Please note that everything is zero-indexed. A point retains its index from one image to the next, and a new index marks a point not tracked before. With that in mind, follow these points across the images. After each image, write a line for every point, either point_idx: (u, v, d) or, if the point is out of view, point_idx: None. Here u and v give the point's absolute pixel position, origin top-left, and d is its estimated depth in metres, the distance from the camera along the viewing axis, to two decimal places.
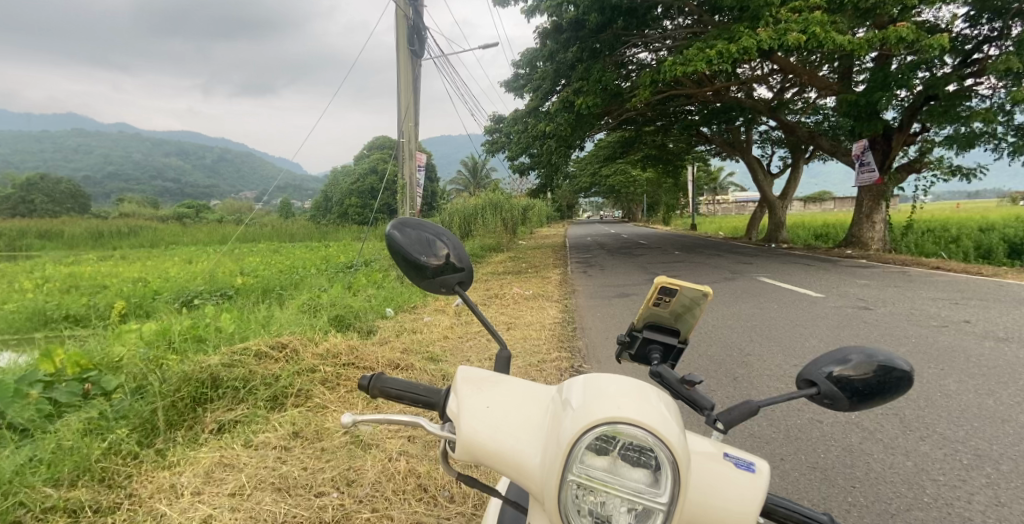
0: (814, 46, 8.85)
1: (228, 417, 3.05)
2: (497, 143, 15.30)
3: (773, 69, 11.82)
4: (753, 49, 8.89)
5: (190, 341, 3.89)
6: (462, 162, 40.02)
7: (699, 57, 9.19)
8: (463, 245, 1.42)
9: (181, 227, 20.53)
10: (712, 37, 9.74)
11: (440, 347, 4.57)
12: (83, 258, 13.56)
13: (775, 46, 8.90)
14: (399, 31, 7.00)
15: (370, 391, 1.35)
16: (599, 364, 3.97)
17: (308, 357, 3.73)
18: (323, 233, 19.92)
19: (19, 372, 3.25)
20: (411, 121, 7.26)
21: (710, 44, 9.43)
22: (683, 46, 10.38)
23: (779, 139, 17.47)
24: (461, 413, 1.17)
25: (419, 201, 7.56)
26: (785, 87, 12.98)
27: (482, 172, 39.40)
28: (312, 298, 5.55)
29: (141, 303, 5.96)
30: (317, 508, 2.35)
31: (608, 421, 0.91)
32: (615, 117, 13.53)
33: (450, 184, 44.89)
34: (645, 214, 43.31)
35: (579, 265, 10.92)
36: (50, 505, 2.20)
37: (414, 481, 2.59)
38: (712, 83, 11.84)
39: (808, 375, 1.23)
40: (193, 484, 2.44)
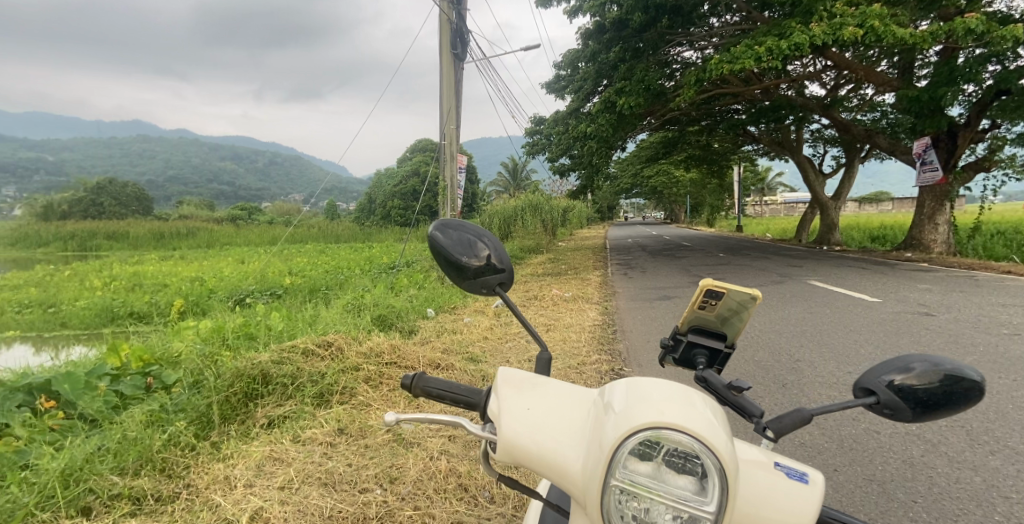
0: (873, 41, 8.47)
1: (278, 412, 3.18)
2: (537, 145, 15.22)
3: (826, 66, 11.32)
4: (807, 45, 8.54)
5: (243, 338, 4.07)
6: (503, 164, 40.21)
7: (747, 55, 8.93)
8: (504, 246, 1.42)
9: (235, 228, 21.52)
10: (762, 33, 9.43)
11: (479, 347, 4.60)
12: (147, 257, 14.52)
13: (829, 41, 8.55)
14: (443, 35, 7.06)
15: (413, 391, 1.38)
16: (640, 368, 3.91)
17: (352, 356, 3.83)
18: (368, 234, 20.40)
19: (87, 366, 3.50)
20: (453, 124, 7.34)
21: (760, 41, 9.14)
22: (732, 43, 10.07)
23: (832, 137, 16.75)
24: (501, 414, 1.18)
25: (459, 204, 7.63)
26: (840, 83, 12.42)
27: (522, 173, 39.51)
28: (356, 298, 5.71)
29: (198, 300, 6.26)
30: (361, 504, 2.41)
31: (650, 427, 0.91)
32: (658, 117, 13.30)
33: (490, 186, 44.95)
34: (689, 215, 42.25)
35: (620, 267, 10.80)
36: (116, 492, 2.33)
37: (454, 480, 2.61)
38: (762, 81, 11.45)
39: (867, 384, 1.18)
40: (246, 477, 2.54)
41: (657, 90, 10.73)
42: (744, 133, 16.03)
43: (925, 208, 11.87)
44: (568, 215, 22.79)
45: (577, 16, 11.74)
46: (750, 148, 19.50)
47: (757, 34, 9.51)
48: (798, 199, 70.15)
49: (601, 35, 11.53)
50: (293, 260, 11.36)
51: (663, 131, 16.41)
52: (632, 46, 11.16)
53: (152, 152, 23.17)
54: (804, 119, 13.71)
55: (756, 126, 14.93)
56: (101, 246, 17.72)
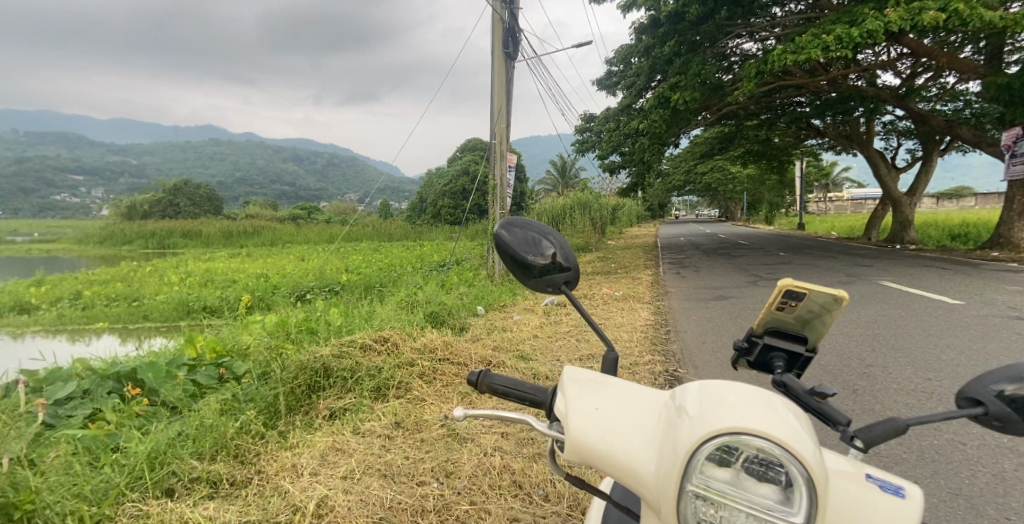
0: (957, 26, 7.96)
1: (339, 404, 3.30)
2: (586, 142, 15.10)
3: (902, 54, 10.68)
4: (880, 32, 8.11)
5: (304, 332, 4.28)
6: (552, 162, 40.04)
7: (813, 44, 8.53)
8: (569, 244, 1.43)
9: (295, 227, 22.43)
10: (831, 21, 9.01)
11: (530, 345, 4.59)
12: (217, 254, 15.41)
13: (906, 27, 8.07)
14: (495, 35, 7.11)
15: (479, 388, 1.41)
16: (696, 369, 3.81)
17: (407, 351, 3.93)
18: (418, 233, 20.89)
19: (167, 356, 3.79)
20: (503, 123, 7.39)
21: (828, 30, 8.74)
22: (796, 33, 9.67)
23: (908, 130, 15.80)
24: (569, 413, 1.19)
25: (509, 202, 7.64)
26: (917, 72, 11.67)
27: (572, 171, 39.22)
28: (409, 295, 5.86)
29: (263, 296, 6.61)
30: (419, 496, 2.47)
31: (728, 432, 0.90)
32: (714, 111, 12.94)
33: (539, 185, 44.84)
34: (746, 213, 40.78)
35: (673, 266, 10.56)
36: (196, 475, 2.48)
37: (509, 477, 2.64)
38: (829, 72, 10.96)
39: (973, 393, 1.12)
40: (311, 465, 2.65)
41: (713, 83, 10.42)
42: (807, 126, 15.32)
43: (1015, 203, 11.00)
44: (618, 214, 22.47)
45: (630, 11, 11.57)
46: (813, 142, 18.62)
47: (825, 23, 9.10)
48: (866, 195, 66.31)
49: (656, 29, 11.30)
50: (348, 258, 11.75)
51: (719, 126, 15.89)
52: (688, 39, 10.81)
53: (221, 154, 24.65)
54: (875, 111, 13.00)
55: (820, 119, 14.28)
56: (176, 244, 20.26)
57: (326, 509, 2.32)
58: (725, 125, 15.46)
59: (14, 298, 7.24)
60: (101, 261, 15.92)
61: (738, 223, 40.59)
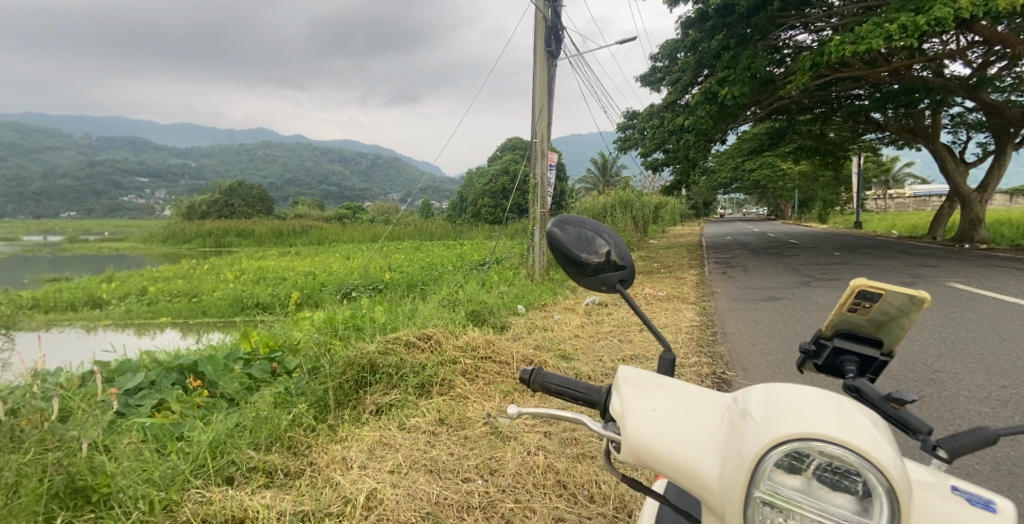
0: None
1: (384, 399, 3.37)
2: (629, 140, 14.89)
3: (972, 42, 10.06)
4: (949, 19, 7.70)
5: (350, 328, 4.40)
6: (593, 161, 39.64)
7: (875, 34, 8.16)
8: (624, 242, 1.40)
9: (341, 227, 23.00)
10: (893, 10, 8.58)
11: (571, 345, 4.54)
12: (267, 253, 16.01)
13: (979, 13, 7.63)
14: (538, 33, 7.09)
15: (532, 386, 1.41)
16: (746, 372, 3.70)
17: (450, 349, 3.97)
18: (458, 231, 21.08)
19: (223, 349, 3.99)
20: (545, 121, 7.36)
21: (890, 18, 8.33)
22: (856, 22, 9.25)
23: (978, 122, 14.89)
24: (625, 414, 1.17)
25: (549, 201, 7.59)
26: (990, 61, 10.95)
27: (613, 170, 38.69)
28: (451, 293, 5.92)
29: (311, 293, 6.81)
30: (465, 492, 2.49)
31: (798, 438, 0.87)
32: (764, 106, 12.53)
33: (579, 183, 44.48)
34: (797, 211, 39.24)
35: (719, 266, 10.28)
36: (253, 465, 2.58)
37: (553, 477, 2.63)
38: (891, 62, 10.44)
39: None
40: (360, 459, 2.71)
41: (764, 77, 10.07)
42: (865, 119, 14.56)
43: None
44: (660, 212, 22.06)
45: (677, 6, 11.34)
46: (872, 136, 17.77)
47: (887, 11, 8.67)
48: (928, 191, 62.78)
49: (703, 23, 11.03)
50: (391, 256, 11.97)
51: (769, 120, 15.34)
52: (738, 32, 10.48)
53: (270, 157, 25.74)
54: (942, 102, 12.30)
55: (879, 112, 13.63)
56: (233, 242, 21.69)
57: (376, 502, 2.37)
58: (775, 119, 14.91)
59: (86, 294, 7.74)
60: (163, 259, 16.87)
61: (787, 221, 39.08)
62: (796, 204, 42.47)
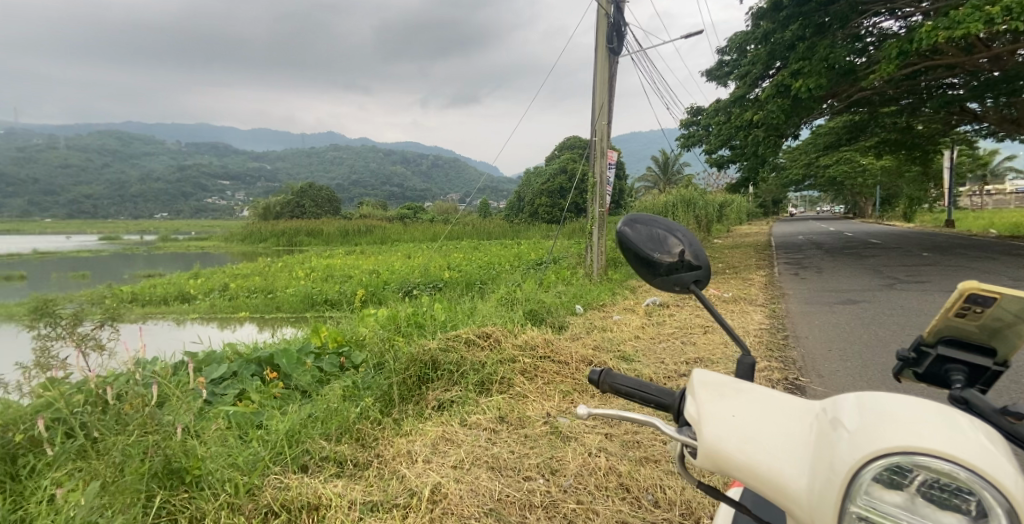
0: None
1: (446, 396, 3.43)
2: (692, 137, 14.44)
3: None
4: None
5: (412, 325, 4.53)
6: (655, 158, 38.65)
7: (973, 17, 7.55)
8: (698, 242, 1.35)
9: (403, 226, 23.54)
10: None
11: (632, 346, 4.45)
12: (336, 252, 16.68)
13: None
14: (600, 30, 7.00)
15: (602, 386, 1.39)
16: (822, 379, 3.51)
17: (509, 348, 3.99)
18: (516, 231, 21.16)
19: (296, 343, 4.22)
20: (605, 119, 7.28)
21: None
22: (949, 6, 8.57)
23: None
24: (702, 419, 1.13)
25: (609, 201, 7.48)
26: None
27: (675, 167, 37.59)
28: (509, 293, 5.94)
29: (376, 291, 7.03)
30: (527, 491, 2.49)
31: (899, 452, 0.81)
32: (842, 98, 11.84)
33: (640, 182, 43.45)
34: (879, 209, 36.64)
35: (791, 267, 9.78)
36: (325, 455, 2.69)
37: (616, 479, 2.59)
38: (990, 47, 9.60)
39: None
40: (424, 453, 2.78)
41: (843, 67, 9.52)
42: (958, 110, 13.39)
43: None
44: (724, 211, 21.23)
45: None
46: (966, 128, 16.36)
47: None
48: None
49: (776, 14, 10.55)
50: (451, 255, 12.18)
51: (848, 113, 14.45)
52: (815, 21, 9.96)
53: None
54: None
55: (975, 101, 12.55)
56: (303, 242, 22.77)
57: (440, 496, 2.42)
58: (854, 112, 14.02)
59: (176, 289, 8.34)
60: (241, 258, 17.93)
61: (866, 219, 36.60)
62: (876, 201, 39.70)
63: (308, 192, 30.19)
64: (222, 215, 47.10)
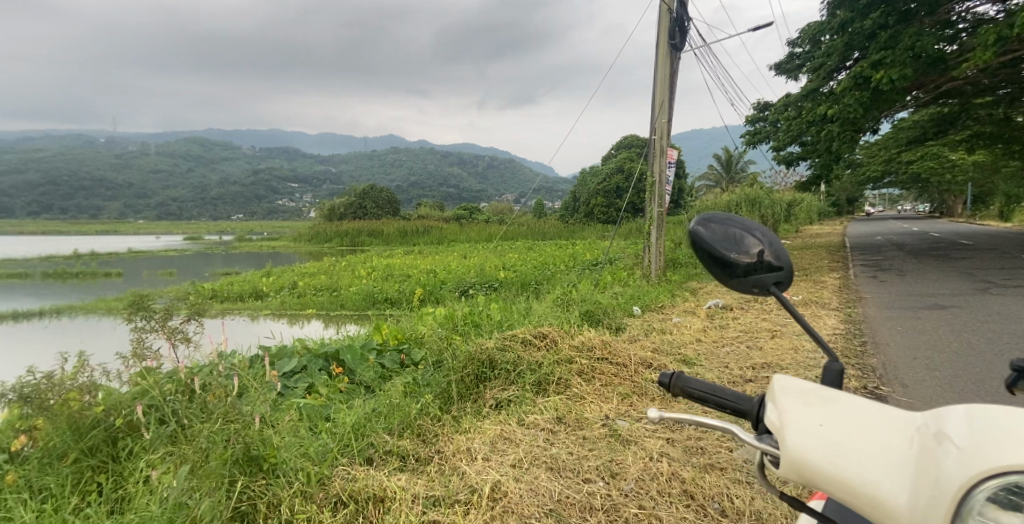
0: None
1: (504, 395, 3.45)
2: (758, 133, 13.84)
3: None
4: None
5: (469, 324, 4.60)
6: (716, 156, 37.36)
7: None
8: (777, 241, 1.29)
9: (459, 226, 23.86)
10: None
11: (693, 349, 4.31)
12: (396, 252, 17.11)
13: None
14: (662, 26, 6.84)
15: (672, 390, 1.35)
16: (906, 389, 3.27)
17: (566, 348, 3.96)
18: (571, 231, 21.04)
19: (359, 339, 4.39)
20: (665, 117, 7.11)
21: None
22: None
23: None
24: (785, 428, 1.07)
25: (668, 201, 7.29)
26: None
27: (738, 165, 36.13)
28: (565, 293, 5.91)
29: (433, 290, 7.18)
30: (587, 493, 2.46)
31: (1017, 472, 0.74)
32: (929, 88, 11.06)
33: (700, 181, 42.09)
34: (971, 208, 33.69)
35: (868, 269, 9.19)
36: (388, 449, 2.77)
37: (679, 486, 2.51)
38: None
39: None
40: (483, 451, 2.80)
41: (932, 56, 8.87)
42: None
43: None
44: (792, 210, 20.20)
45: None
46: None
47: None
48: None
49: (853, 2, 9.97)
50: (506, 255, 12.24)
51: (935, 105, 13.42)
52: (898, 8, 9.33)
53: None
54: None
55: None
56: (364, 242, 23.57)
57: (501, 494, 2.43)
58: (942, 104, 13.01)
59: (250, 287, 8.82)
60: (308, 257, 18.77)
61: (953, 219, 33.80)
62: (965, 199, 36.58)
63: (368, 193, 31.18)
64: (290, 216, 49.53)
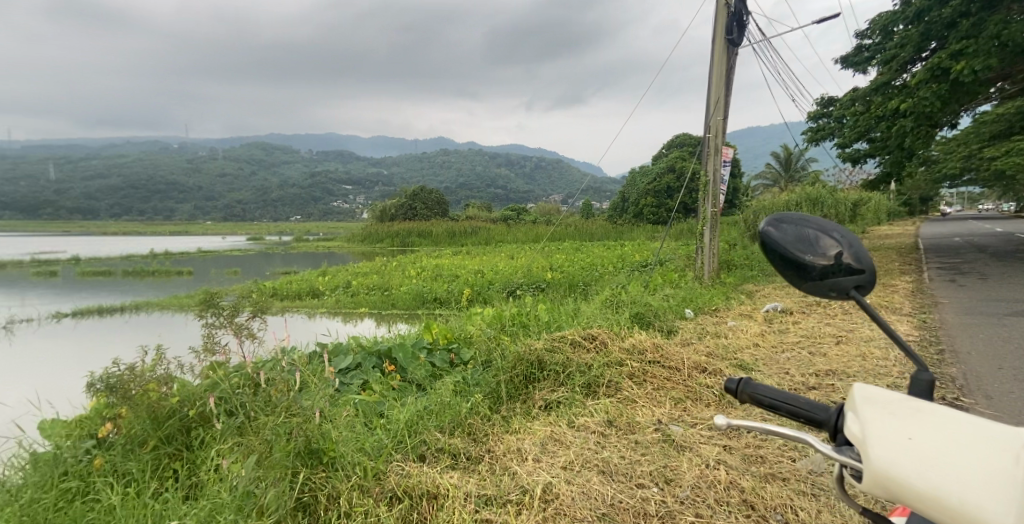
0: None
1: (553, 396, 3.43)
2: (821, 130, 13.20)
3: None
4: None
5: (517, 324, 4.60)
6: (774, 154, 35.90)
7: None
8: (857, 241, 1.21)
9: (506, 227, 23.96)
10: None
11: (751, 354, 4.15)
12: (446, 253, 17.36)
13: None
14: (720, 21, 6.64)
15: (740, 396, 1.29)
16: (991, 401, 3.03)
17: (616, 351, 3.89)
18: (618, 232, 20.77)
19: (410, 338, 4.48)
20: (720, 114, 6.89)
21: None
22: None
23: None
24: (869, 440, 1.01)
25: (723, 200, 7.06)
26: None
27: (798, 163, 34.52)
28: (614, 294, 5.82)
29: (481, 290, 7.25)
30: (640, 498, 2.41)
31: None
32: (1016, 79, 10.24)
33: (757, 180, 40.57)
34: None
35: (943, 272, 8.59)
36: (440, 447, 2.80)
37: (738, 495, 2.42)
38: None
39: None
40: (534, 451, 2.79)
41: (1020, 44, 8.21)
42: None
43: None
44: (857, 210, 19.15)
45: None
46: None
47: None
48: None
49: None
50: (554, 256, 12.20)
51: None
52: None
53: None
54: None
55: None
56: (415, 242, 24.06)
57: (553, 495, 2.41)
58: None
59: (308, 285, 9.16)
60: (361, 257, 19.34)
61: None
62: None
63: (418, 195, 31.81)
64: (343, 218, 51.11)
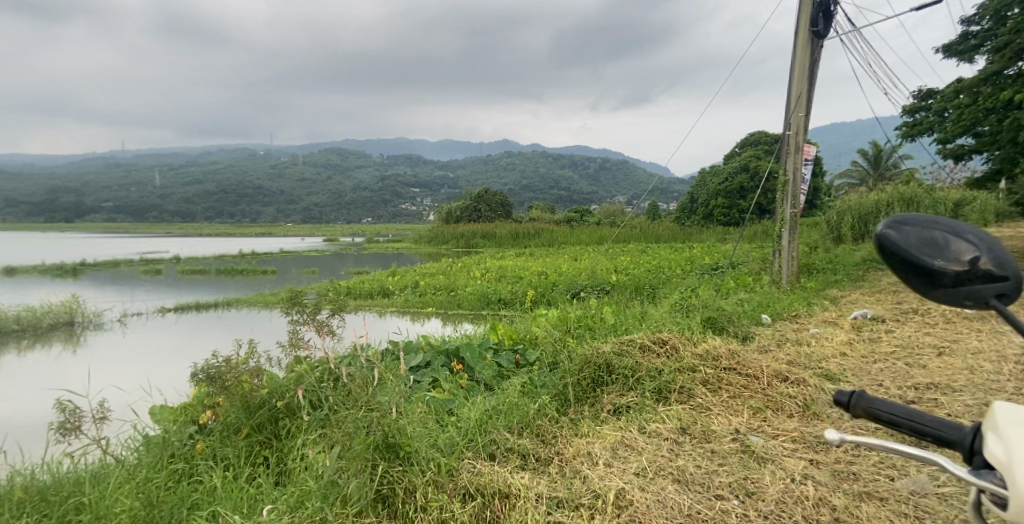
0: None
1: (622, 401, 3.34)
2: (917, 124, 12.19)
3: None
4: None
5: (583, 327, 4.53)
6: (860, 152, 33.48)
7: None
8: (994, 242, 1.09)
9: (570, 229, 23.83)
10: None
11: (837, 364, 3.87)
12: (512, 254, 17.47)
13: None
14: (804, 12, 6.27)
15: (852, 410, 1.16)
16: None
17: (688, 356, 3.73)
18: (686, 234, 20.17)
19: (476, 337, 4.53)
20: (801, 111, 6.52)
21: None
22: None
23: None
24: (1017, 465, 0.89)
25: (803, 201, 6.67)
26: None
27: (889, 161, 31.99)
28: (684, 298, 5.63)
29: (545, 292, 7.22)
30: (720, 510, 2.29)
31: None
32: None
33: (840, 179, 37.99)
34: None
35: None
36: (509, 446, 2.79)
37: (828, 513, 2.25)
38: None
39: None
40: (604, 456, 2.72)
41: None
42: None
43: None
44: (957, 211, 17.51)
45: None
46: None
47: None
48: None
49: None
50: (619, 258, 12.00)
51: None
52: None
53: None
54: None
55: None
56: (479, 244, 24.36)
57: (626, 502, 2.34)
58: None
59: (380, 285, 9.48)
60: (428, 258, 19.80)
61: None
62: None
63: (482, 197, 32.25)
64: (409, 220, 52.51)
